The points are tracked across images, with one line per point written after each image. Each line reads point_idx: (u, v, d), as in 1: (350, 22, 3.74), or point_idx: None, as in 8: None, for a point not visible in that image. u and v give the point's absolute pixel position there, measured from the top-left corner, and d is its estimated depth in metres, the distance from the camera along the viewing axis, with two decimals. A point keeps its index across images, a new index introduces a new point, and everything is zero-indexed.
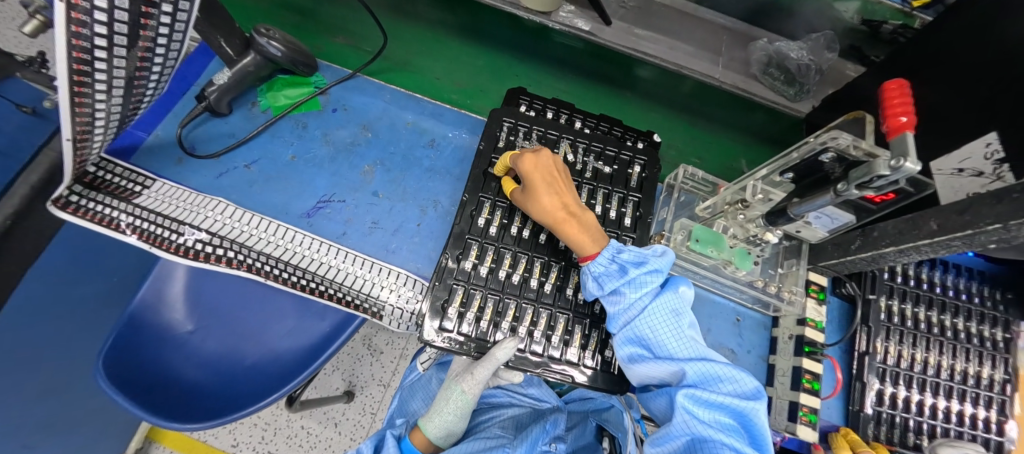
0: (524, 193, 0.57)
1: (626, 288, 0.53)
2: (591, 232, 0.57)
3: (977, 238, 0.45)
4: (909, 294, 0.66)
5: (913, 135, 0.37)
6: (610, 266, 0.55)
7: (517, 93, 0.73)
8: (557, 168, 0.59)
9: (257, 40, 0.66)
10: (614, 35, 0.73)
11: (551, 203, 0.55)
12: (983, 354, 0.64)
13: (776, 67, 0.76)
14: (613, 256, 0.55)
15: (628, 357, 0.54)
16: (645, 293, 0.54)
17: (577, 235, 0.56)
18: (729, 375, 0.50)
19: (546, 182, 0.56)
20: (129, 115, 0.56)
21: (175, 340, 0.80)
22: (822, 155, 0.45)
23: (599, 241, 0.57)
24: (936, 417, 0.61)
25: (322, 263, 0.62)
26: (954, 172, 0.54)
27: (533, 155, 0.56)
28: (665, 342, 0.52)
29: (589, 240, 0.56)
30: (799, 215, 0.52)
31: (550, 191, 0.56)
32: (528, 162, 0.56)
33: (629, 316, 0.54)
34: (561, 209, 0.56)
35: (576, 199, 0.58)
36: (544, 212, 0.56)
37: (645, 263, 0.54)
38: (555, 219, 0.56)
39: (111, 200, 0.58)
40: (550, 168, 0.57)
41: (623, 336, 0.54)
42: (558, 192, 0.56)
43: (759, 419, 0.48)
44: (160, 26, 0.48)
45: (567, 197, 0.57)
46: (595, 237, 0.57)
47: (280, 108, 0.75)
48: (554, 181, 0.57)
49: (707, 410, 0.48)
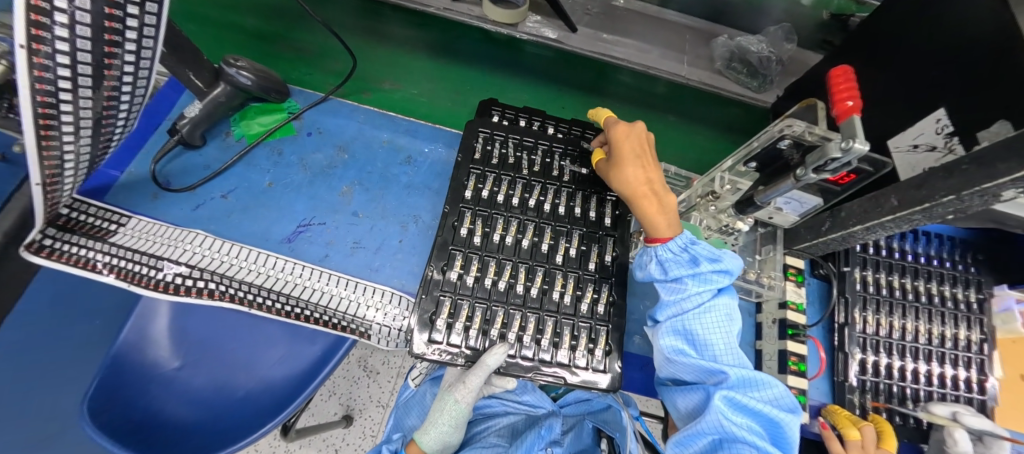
0: (612, 166, 0.61)
1: (690, 279, 0.55)
2: (669, 216, 0.57)
3: (935, 210, 0.47)
4: (881, 264, 0.68)
5: (860, 118, 0.39)
6: (681, 254, 0.56)
7: (489, 104, 0.73)
8: (648, 144, 0.61)
9: (227, 71, 0.67)
10: (581, 42, 0.75)
11: (634, 178, 0.58)
12: (959, 316, 0.66)
13: (739, 61, 0.79)
14: (685, 245, 0.56)
15: (669, 349, 0.55)
16: (707, 290, 0.55)
17: (654, 215, 0.57)
18: (768, 386, 0.51)
19: (637, 153, 0.59)
20: (99, 155, 0.56)
21: (162, 378, 0.78)
22: (780, 142, 0.46)
23: (676, 227, 0.57)
24: (919, 382, 0.63)
25: (305, 287, 0.62)
26: (909, 148, 0.57)
27: (628, 127, 0.61)
28: (713, 343, 0.53)
29: (665, 222, 0.57)
30: (766, 203, 0.52)
31: (635, 166, 0.58)
32: (620, 134, 0.60)
33: (683, 307, 0.55)
34: (645, 185, 0.58)
35: (663, 181, 0.59)
36: (626, 185, 0.59)
37: (718, 261, 0.54)
38: (636, 192, 0.58)
39: (88, 241, 0.58)
40: (642, 142, 0.60)
41: (671, 328, 0.56)
42: (644, 166, 0.58)
43: (790, 431, 0.49)
44: (124, 64, 0.48)
45: (653, 174, 0.58)
46: (673, 222, 0.57)
47: (254, 136, 0.74)
48: (642, 155, 0.59)
49: (739, 414, 0.49)
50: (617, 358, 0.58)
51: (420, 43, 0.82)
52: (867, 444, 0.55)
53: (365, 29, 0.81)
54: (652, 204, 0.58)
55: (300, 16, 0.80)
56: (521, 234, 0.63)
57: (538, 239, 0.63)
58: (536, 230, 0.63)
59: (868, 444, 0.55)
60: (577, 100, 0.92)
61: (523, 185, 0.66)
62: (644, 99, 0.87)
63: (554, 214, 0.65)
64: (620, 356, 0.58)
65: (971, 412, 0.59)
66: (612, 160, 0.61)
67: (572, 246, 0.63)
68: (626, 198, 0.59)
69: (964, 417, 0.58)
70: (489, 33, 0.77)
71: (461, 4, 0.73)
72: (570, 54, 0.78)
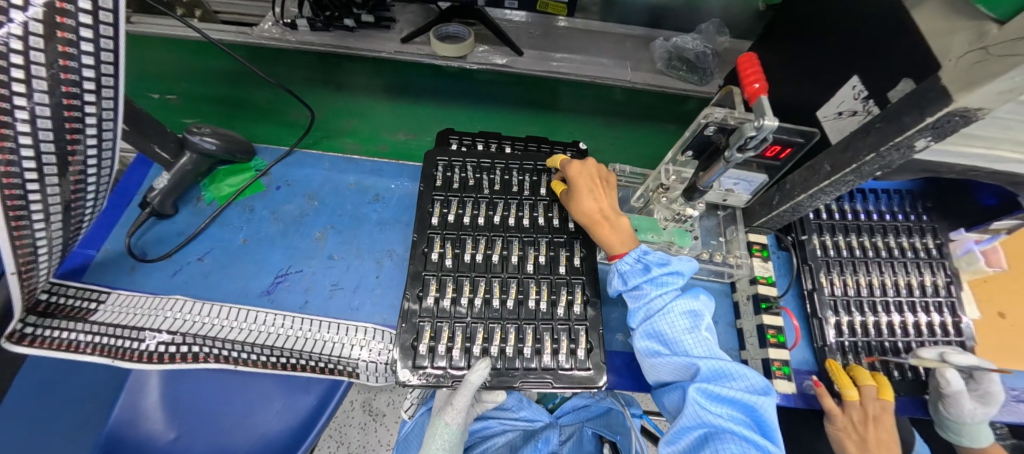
0: (568, 196, 0.64)
1: (649, 285, 0.58)
2: (622, 235, 0.60)
3: (864, 170, 0.51)
4: (838, 227, 0.72)
5: (766, 97, 0.42)
6: (637, 264, 0.59)
7: (446, 133, 0.76)
8: (601, 176, 0.65)
9: (190, 139, 0.69)
10: (529, 63, 0.80)
11: (588, 205, 0.61)
12: (921, 264, 0.71)
13: (678, 60, 0.84)
14: (639, 256, 0.59)
15: (646, 352, 0.56)
16: (667, 292, 0.57)
17: (608, 236, 0.60)
18: (739, 371, 0.52)
19: (588, 185, 0.62)
20: (71, 238, 0.58)
21: (155, 452, 0.76)
22: (705, 130, 0.49)
23: (631, 243, 0.60)
24: (896, 334, 0.66)
25: (289, 337, 0.62)
26: (836, 116, 0.59)
27: (579, 163, 0.64)
28: (681, 340, 0.54)
29: (619, 239, 0.60)
30: (708, 187, 0.53)
31: (587, 194, 0.62)
32: (573, 169, 0.63)
33: (648, 312, 0.57)
34: (597, 211, 0.61)
35: (614, 205, 0.63)
36: (582, 213, 0.61)
37: (668, 264, 0.58)
38: (590, 220, 0.61)
39: (69, 324, 0.60)
40: (594, 175, 0.63)
41: (642, 333, 0.58)
42: (596, 196, 0.61)
43: (767, 412, 0.50)
44: (87, 148, 0.50)
45: (603, 200, 0.62)
46: (627, 239, 0.60)
47: (224, 198, 0.77)
48: (594, 187, 0.62)
49: (716, 403, 0.50)
50: (600, 356, 0.58)
51: (379, 88, 0.87)
52: (864, 399, 0.60)
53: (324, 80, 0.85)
54: (604, 227, 0.61)
55: (253, 77, 0.84)
56: (492, 250, 0.64)
57: (508, 252, 0.64)
58: (505, 243, 0.65)
59: (867, 398, 0.60)
60: (536, 118, 0.96)
61: (489, 203, 0.68)
62: (599, 107, 0.91)
63: (518, 225, 0.67)
64: (602, 353, 0.58)
65: (957, 351, 0.62)
66: (570, 190, 0.64)
67: (541, 254, 0.65)
68: (583, 225, 0.62)
69: (951, 356, 0.60)
70: (442, 69, 0.82)
71: (411, 45, 0.78)
72: (520, 76, 0.82)
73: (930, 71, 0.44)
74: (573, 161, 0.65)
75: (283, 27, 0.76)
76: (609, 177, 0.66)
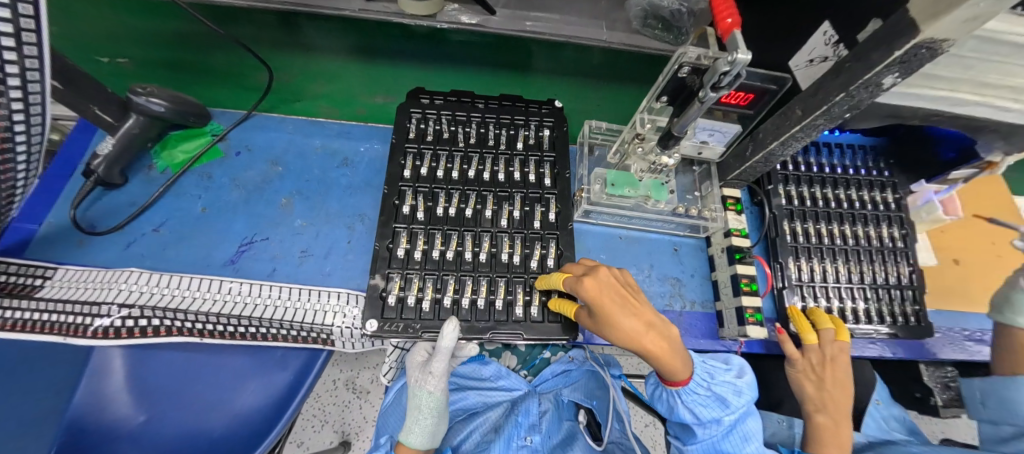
0: (604, 329, 0.50)
1: (704, 386, 0.55)
2: (672, 334, 0.51)
3: (834, 112, 0.51)
4: (803, 178, 0.75)
5: (740, 31, 0.41)
6: (707, 401, 0.55)
7: (416, 92, 0.70)
8: (618, 280, 0.51)
9: (135, 101, 0.64)
10: (502, 22, 0.76)
11: (643, 337, 0.48)
12: (880, 217, 0.75)
13: (653, 19, 0.82)
14: (709, 384, 0.55)
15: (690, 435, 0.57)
16: (715, 381, 0.55)
17: (676, 365, 0.50)
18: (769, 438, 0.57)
19: (619, 304, 0.48)
20: (5, 208, 0.53)
21: (126, 435, 0.73)
22: (680, 72, 0.48)
23: (688, 363, 0.52)
24: (852, 280, 0.70)
25: (257, 305, 0.59)
26: (807, 63, 0.60)
27: (594, 278, 0.49)
28: (724, 421, 0.55)
29: (683, 368, 0.51)
30: (683, 133, 0.53)
31: (642, 336, 0.48)
32: (598, 301, 0.48)
33: (698, 403, 0.55)
34: (657, 344, 0.49)
35: (646, 305, 0.51)
36: (642, 348, 0.49)
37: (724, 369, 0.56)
38: (654, 353, 0.49)
39: (13, 301, 0.56)
40: (616, 286, 0.49)
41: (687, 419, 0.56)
42: (638, 312, 0.48)
43: None
44: (12, 102, 0.45)
45: (648, 315, 0.50)
46: (686, 360, 0.52)
47: (179, 165, 0.72)
48: (626, 301, 0.49)
49: None
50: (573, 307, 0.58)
51: (342, 49, 0.81)
52: (821, 341, 0.62)
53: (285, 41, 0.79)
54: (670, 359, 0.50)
55: (209, 38, 0.76)
56: (465, 202, 0.63)
57: (481, 206, 0.63)
58: (479, 196, 0.63)
59: (824, 341, 0.62)
60: (511, 80, 0.93)
61: (464, 156, 0.66)
62: (575, 69, 0.89)
63: (492, 181, 0.65)
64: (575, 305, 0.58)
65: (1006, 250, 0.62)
66: (602, 323, 0.49)
67: (515, 209, 0.63)
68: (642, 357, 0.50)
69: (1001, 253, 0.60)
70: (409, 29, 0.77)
71: (376, 3, 0.73)
72: (493, 36, 0.79)
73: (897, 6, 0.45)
74: (586, 277, 0.50)
75: None
76: (622, 277, 0.53)
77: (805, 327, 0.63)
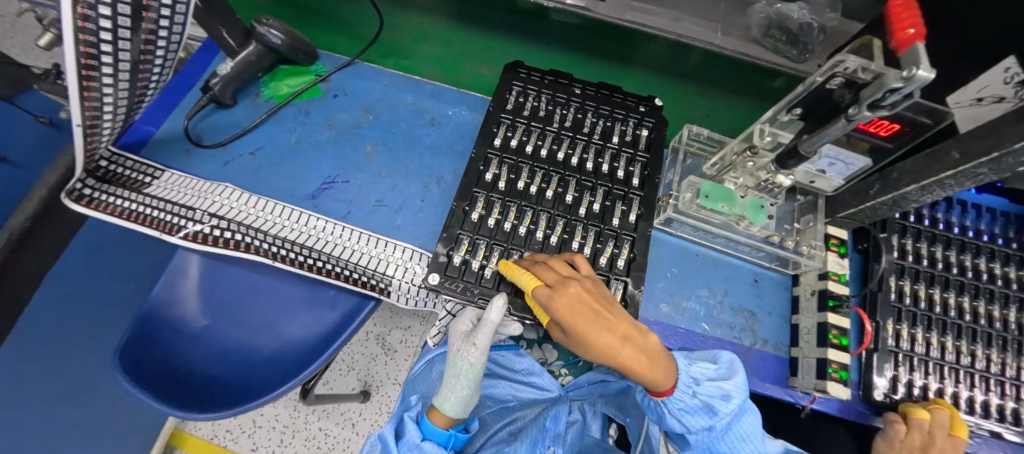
0: (574, 339, 0.47)
1: (688, 400, 0.49)
2: (651, 350, 0.46)
3: (1004, 161, 0.43)
4: (923, 233, 0.66)
5: (924, 45, 0.35)
6: (693, 410, 0.50)
7: (514, 66, 0.68)
8: (589, 291, 0.47)
9: (258, 30, 0.67)
10: (609, 10, 0.72)
11: (611, 351, 0.45)
12: (1011, 297, 0.64)
13: (777, 29, 0.75)
14: (692, 388, 0.50)
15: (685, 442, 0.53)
16: (702, 390, 0.50)
17: (658, 379, 0.46)
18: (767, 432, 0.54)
19: (587, 314, 0.45)
20: (135, 106, 0.58)
21: (189, 334, 0.80)
22: (831, 82, 0.42)
23: (672, 374, 0.47)
24: (961, 362, 0.61)
25: (329, 242, 0.61)
26: (973, 102, 0.51)
27: (563, 291, 0.46)
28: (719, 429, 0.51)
29: (665, 382, 0.47)
30: (810, 153, 0.47)
31: (610, 347, 0.45)
32: (561, 307, 0.45)
33: (689, 418, 0.50)
34: (630, 356, 0.45)
35: (623, 316, 0.47)
36: (612, 362, 0.46)
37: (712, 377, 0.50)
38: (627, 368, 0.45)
39: (123, 192, 0.61)
40: (586, 298, 0.46)
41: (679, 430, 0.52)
42: (607, 326, 0.45)
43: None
44: (161, 8, 0.48)
45: (621, 327, 0.46)
46: (669, 371, 0.47)
47: (282, 97, 0.75)
48: (597, 312, 0.46)
49: None
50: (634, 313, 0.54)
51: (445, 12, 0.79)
52: (933, 427, 0.53)
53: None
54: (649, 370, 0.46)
55: None
56: (546, 183, 0.61)
57: (562, 190, 0.60)
58: (561, 180, 0.61)
59: (936, 427, 0.53)
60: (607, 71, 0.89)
61: (556, 138, 0.64)
62: (679, 70, 0.84)
63: (580, 167, 0.62)
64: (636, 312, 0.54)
65: None
66: (570, 332, 0.47)
67: (596, 201, 0.60)
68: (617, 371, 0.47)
69: None
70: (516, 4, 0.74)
71: None
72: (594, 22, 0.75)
73: None
74: (547, 289, 0.47)
75: None
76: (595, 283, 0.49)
77: (918, 411, 0.55)
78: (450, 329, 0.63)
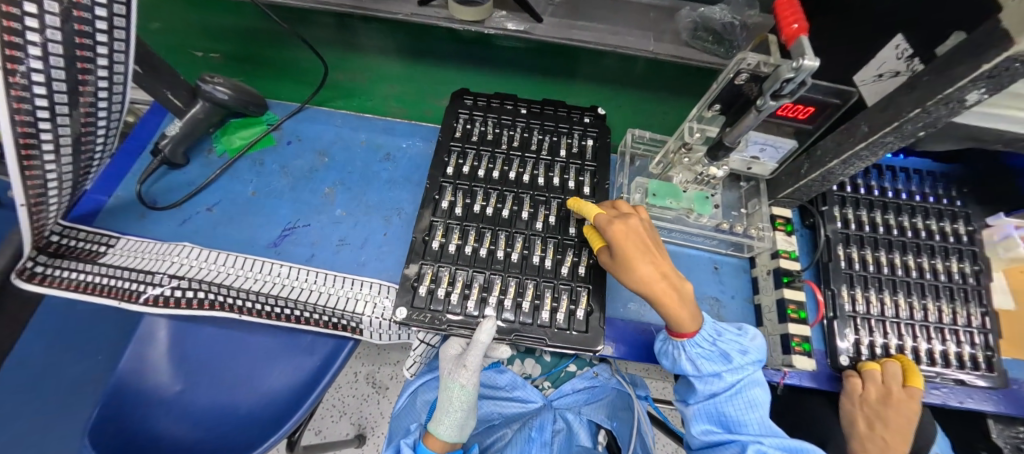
0: (615, 265, 0.51)
1: (727, 374, 0.53)
2: (688, 301, 0.51)
3: (905, 129, 0.47)
4: (861, 202, 0.71)
5: (807, 37, 0.39)
6: (712, 351, 0.54)
7: (460, 95, 0.72)
8: (646, 230, 0.53)
9: (202, 87, 0.68)
10: (548, 30, 0.77)
11: (650, 278, 0.49)
12: (949, 250, 0.69)
13: (704, 30, 0.80)
14: (713, 339, 0.54)
15: (702, 432, 0.56)
16: (739, 371, 0.54)
17: (681, 314, 0.51)
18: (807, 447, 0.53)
19: (640, 248, 0.50)
20: (82, 177, 0.58)
21: (163, 402, 0.77)
22: (737, 79, 0.46)
23: (700, 319, 0.52)
24: (915, 317, 0.64)
25: (294, 287, 0.61)
26: (876, 79, 0.56)
27: (624, 222, 0.51)
28: (744, 418, 0.54)
29: (689, 321, 0.51)
30: (735, 143, 0.50)
31: (648, 270, 0.49)
32: (619, 233, 0.50)
33: (714, 391, 0.55)
34: (662, 283, 0.50)
35: (667, 258, 0.53)
36: (644, 288, 0.50)
37: (747, 351, 0.54)
38: (659, 294, 0.50)
39: (78, 264, 0.60)
40: (643, 233, 0.51)
41: (700, 409, 0.56)
42: (655, 260, 0.50)
43: None
44: (98, 80, 0.49)
45: (663, 265, 0.51)
46: (696, 315, 0.52)
47: (235, 150, 0.76)
48: (647, 248, 0.50)
49: None
50: (600, 318, 0.55)
51: (392, 51, 0.83)
52: (886, 377, 0.57)
53: (341, 42, 0.82)
54: (676, 302, 0.51)
55: (278, 35, 0.81)
56: (502, 204, 0.63)
57: (518, 208, 0.62)
58: (516, 199, 0.63)
59: (889, 378, 0.57)
60: (554, 89, 0.94)
61: (506, 159, 0.66)
62: (620, 79, 0.88)
63: (533, 184, 0.65)
64: (601, 316, 0.56)
65: None
66: (616, 257, 0.51)
67: (551, 213, 0.62)
68: (646, 298, 0.51)
69: None
70: (457, 35, 0.79)
71: (428, 7, 0.76)
72: (538, 44, 0.79)
73: (988, 13, 0.42)
74: (613, 217, 0.51)
75: None
76: (652, 229, 0.55)
77: (870, 365, 0.59)
78: (441, 353, 0.62)
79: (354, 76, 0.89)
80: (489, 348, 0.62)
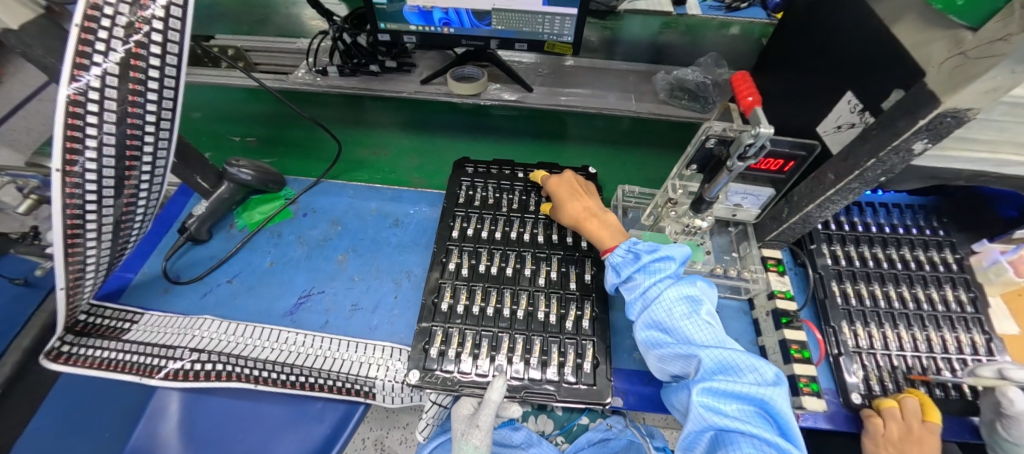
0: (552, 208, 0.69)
1: (639, 274, 0.57)
2: (610, 228, 0.63)
3: (867, 176, 0.52)
4: (848, 238, 0.74)
5: (761, 108, 0.45)
6: (628, 255, 0.59)
7: (462, 163, 0.79)
8: (580, 184, 0.70)
9: (229, 171, 0.76)
10: (538, 98, 0.86)
11: (572, 208, 0.65)
12: (941, 278, 0.71)
13: (680, 90, 0.89)
14: (631, 248, 0.59)
15: (648, 343, 0.54)
16: (662, 279, 0.55)
17: (598, 232, 0.63)
18: (749, 364, 0.48)
19: (567, 191, 0.68)
20: (117, 257, 0.62)
21: None
22: (707, 143, 0.52)
23: (620, 236, 0.62)
24: (920, 349, 0.64)
25: (310, 355, 0.63)
26: (835, 130, 0.60)
27: (558, 177, 0.70)
28: (682, 327, 0.51)
29: (608, 237, 0.62)
30: (714, 197, 0.55)
31: (569, 203, 0.66)
32: (552, 184, 0.70)
33: (643, 302, 0.56)
34: (584, 212, 0.65)
35: (597, 201, 0.67)
36: (569, 217, 0.66)
37: (658, 249, 0.57)
38: (577, 219, 0.65)
39: (103, 342, 0.64)
40: (573, 183, 0.69)
41: (642, 324, 0.55)
42: (578, 197, 0.67)
43: (780, 406, 0.44)
44: (142, 174, 0.55)
45: (588, 201, 0.66)
46: (616, 233, 0.63)
47: (255, 224, 0.81)
48: (575, 190, 0.68)
49: (728, 402, 0.46)
50: (606, 370, 0.57)
51: None
52: (905, 414, 0.56)
53: None
54: (595, 224, 0.64)
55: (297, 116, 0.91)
56: (505, 263, 0.66)
57: (520, 265, 0.66)
58: (519, 257, 0.67)
59: (908, 414, 0.56)
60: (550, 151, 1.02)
61: (507, 220, 0.71)
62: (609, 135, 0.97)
63: (533, 242, 0.69)
64: (608, 368, 0.57)
65: None
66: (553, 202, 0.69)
67: (552, 269, 0.66)
68: (572, 227, 0.65)
69: None
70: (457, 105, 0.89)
71: (429, 86, 0.85)
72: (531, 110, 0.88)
73: (912, 71, 0.48)
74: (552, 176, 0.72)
75: (315, 74, 0.85)
76: (588, 185, 0.71)
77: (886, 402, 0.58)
78: (454, 414, 0.63)
79: (365, 148, 0.97)
80: (499, 407, 0.64)
